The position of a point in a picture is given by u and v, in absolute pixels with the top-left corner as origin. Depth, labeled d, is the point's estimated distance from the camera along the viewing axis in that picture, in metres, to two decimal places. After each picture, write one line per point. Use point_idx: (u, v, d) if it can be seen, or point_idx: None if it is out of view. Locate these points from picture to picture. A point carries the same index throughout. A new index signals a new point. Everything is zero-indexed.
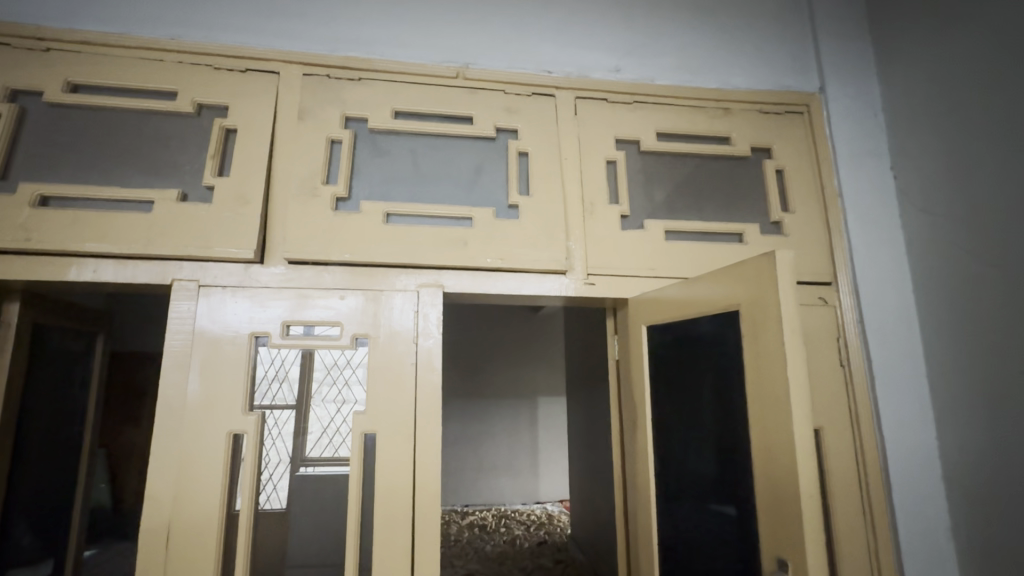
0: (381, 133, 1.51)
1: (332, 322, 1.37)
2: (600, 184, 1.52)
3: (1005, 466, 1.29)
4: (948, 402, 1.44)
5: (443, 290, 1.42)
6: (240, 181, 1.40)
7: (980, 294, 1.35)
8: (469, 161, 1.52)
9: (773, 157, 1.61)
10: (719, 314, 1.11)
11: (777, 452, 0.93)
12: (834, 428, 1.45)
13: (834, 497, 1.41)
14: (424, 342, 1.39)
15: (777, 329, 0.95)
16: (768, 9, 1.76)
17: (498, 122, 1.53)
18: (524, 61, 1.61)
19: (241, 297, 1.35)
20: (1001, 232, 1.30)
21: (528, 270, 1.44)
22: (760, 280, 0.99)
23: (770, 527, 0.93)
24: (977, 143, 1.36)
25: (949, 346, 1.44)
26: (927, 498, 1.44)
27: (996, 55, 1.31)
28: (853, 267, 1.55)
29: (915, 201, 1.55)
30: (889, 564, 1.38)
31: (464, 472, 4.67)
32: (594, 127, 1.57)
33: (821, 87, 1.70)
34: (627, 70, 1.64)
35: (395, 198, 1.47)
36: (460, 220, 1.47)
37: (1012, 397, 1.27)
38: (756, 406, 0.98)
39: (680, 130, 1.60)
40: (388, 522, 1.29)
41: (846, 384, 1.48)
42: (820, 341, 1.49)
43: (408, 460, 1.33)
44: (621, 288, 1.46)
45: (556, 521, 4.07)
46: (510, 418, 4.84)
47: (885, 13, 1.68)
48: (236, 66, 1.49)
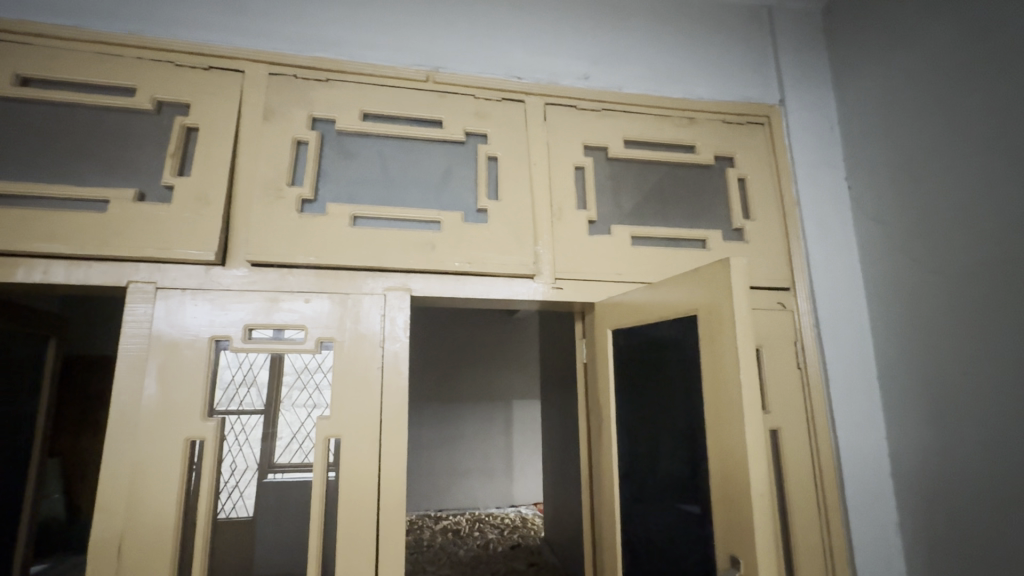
0: (348, 135, 1.49)
1: (295, 326, 1.34)
2: (568, 190, 1.54)
3: (948, 462, 1.36)
4: (897, 402, 1.51)
5: (410, 294, 1.42)
6: (200, 181, 1.36)
7: (927, 299, 1.42)
8: (438, 165, 1.52)
9: (736, 166, 1.66)
10: (678, 318, 1.14)
11: (731, 451, 0.95)
12: (792, 428, 1.50)
13: (791, 495, 1.46)
14: (390, 346, 1.38)
15: (731, 332, 0.98)
16: (732, 22, 1.82)
17: (467, 127, 1.54)
18: (494, 66, 1.62)
19: (201, 300, 1.32)
20: (946, 240, 1.37)
21: (495, 274, 1.45)
22: (717, 286, 1.02)
23: (724, 526, 0.96)
24: (924, 157, 1.44)
25: (898, 349, 1.51)
26: (877, 495, 1.50)
27: (942, 74, 1.40)
28: (811, 272, 1.61)
29: (867, 211, 1.63)
30: (840, 559, 1.44)
31: (438, 477, 4.64)
32: (563, 133, 1.59)
33: (781, 99, 1.76)
34: (595, 78, 1.67)
35: (362, 200, 1.46)
36: (428, 223, 1.47)
37: (956, 396, 1.35)
38: (713, 409, 1.01)
39: (646, 138, 1.63)
40: (352, 529, 1.28)
41: (804, 386, 1.53)
42: (778, 344, 1.54)
43: (374, 466, 1.31)
44: (588, 292, 1.49)
45: (530, 525, 4.07)
46: (485, 421, 4.83)
47: (842, 30, 1.75)
48: (198, 63, 1.45)
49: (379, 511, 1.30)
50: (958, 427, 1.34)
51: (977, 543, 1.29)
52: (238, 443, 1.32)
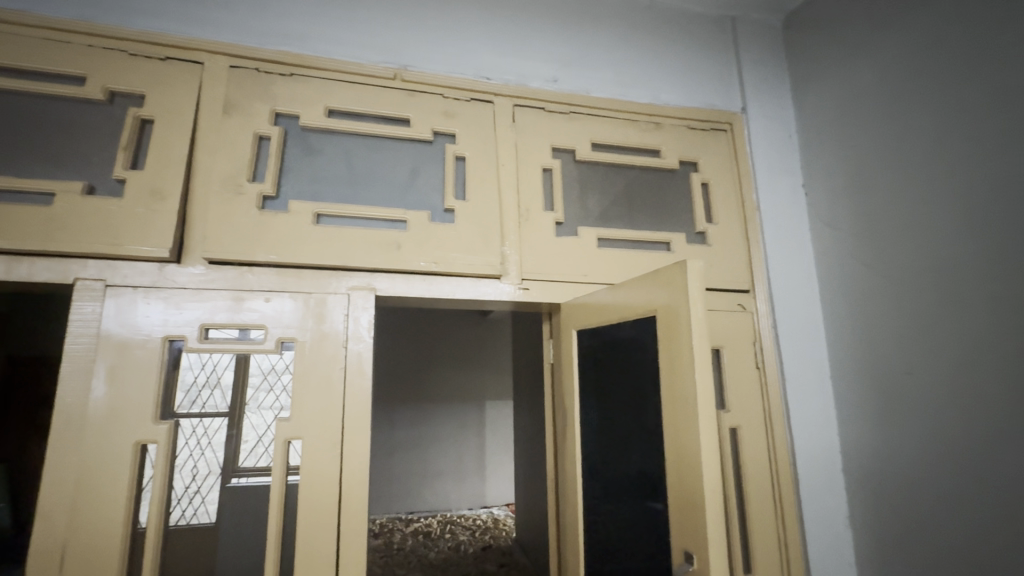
0: (313, 131, 1.47)
1: (254, 325, 1.31)
2: (536, 191, 1.55)
3: (895, 458, 1.43)
4: (849, 402, 1.57)
5: (375, 293, 1.40)
6: (155, 175, 1.31)
7: (875, 301, 1.49)
8: (404, 163, 1.51)
9: (699, 171, 1.70)
10: (639, 319, 1.16)
11: (686, 450, 0.97)
12: (750, 426, 1.54)
13: (749, 492, 1.50)
14: (354, 346, 1.36)
15: (688, 333, 1.00)
16: (697, 30, 1.86)
17: (435, 126, 1.53)
18: (463, 66, 1.62)
19: (154, 299, 1.27)
20: (896, 246, 1.44)
21: (462, 275, 1.45)
22: (674, 288, 1.04)
23: (679, 523, 0.98)
24: (876, 166, 1.50)
25: (848, 349, 1.58)
26: (829, 490, 1.56)
27: (893, 87, 1.47)
28: (769, 275, 1.67)
29: (822, 217, 1.69)
30: (794, 553, 1.49)
31: (410, 479, 4.58)
32: (531, 135, 1.60)
33: (743, 107, 1.81)
34: (564, 81, 1.69)
35: (326, 198, 1.44)
36: (394, 222, 1.45)
37: (903, 394, 1.41)
38: (669, 408, 1.03)
39: (613, 142, 1.66)
40: (312, 533, 1.25)
41: (762, 385, 1.58)
42: (738, 345, 1.59)
43: (335, 469, 1.29)
44: (555, 293, 1.50)
45: (502, 525, 4.06)
46: (458, 423, 4.79)
47: (801, 42, 1.82)
48: (154, 53, 1.40)
49: (340, 515, 1.28)
50: (902, 423, 1.41)
51: (919, 533, 1.36)
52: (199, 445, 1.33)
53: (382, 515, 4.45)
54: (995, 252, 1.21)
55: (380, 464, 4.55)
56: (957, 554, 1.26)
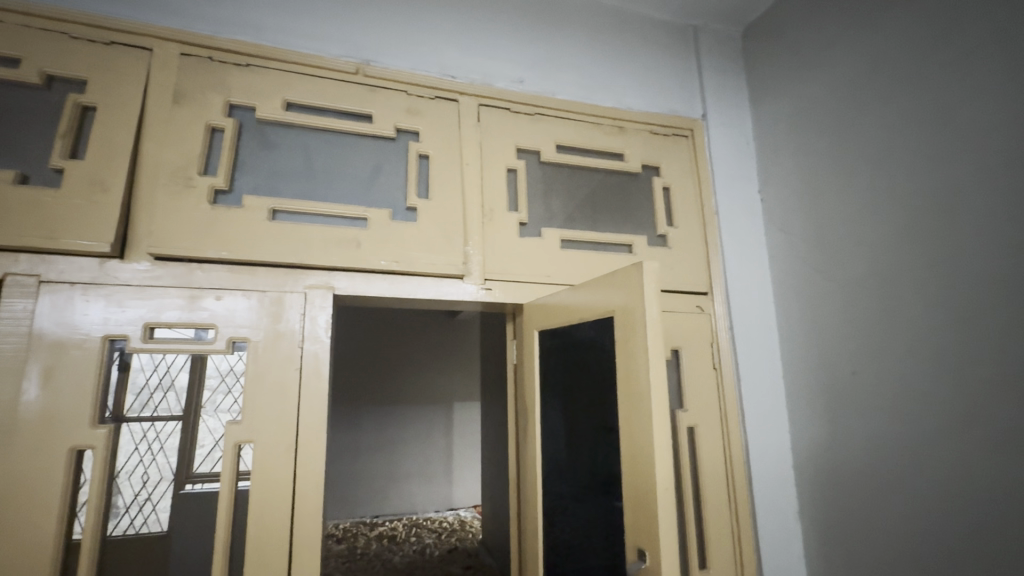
0: (270, 124, 1.42)
1: (203, 324, 1.26)
2: (500, 192, 1.55)
3: (841, 453, 1.49)
4: (800, 400, 1.63)
5: (334, 292, 1.37)
6: (97, 165, 1.24)
7: (825, 304, 1.56)
8: (366, 160, 1.48)
9: (661, 175, 1.74)
10: (598, 320, 1.17)
11: (640, 449, 0.99)
12: (707, 425, 1.58)
13: (705, 490, 1.54)
14: (310, 346, 1.32)
15: (643, 334, 1.01)
16: (660, 37, 1.90)
17: (398, 123, 1.51)
18: (428, 63, 1.60)
19: (94, 297, 1.20)
20: (844, 251, 1.50)
21: (424, 274, 1.43)
22: (631, 289, 1.05)
23: (632, 522, 0.99)
24: (826, 174, 1.57)
25: (799, 349, 1.64)
26: (780, 486, 1.62)
27: (843, 99, 1.53)
28: (726, 278, 1.71)
29: (776, 222, 1.75)
30: (748, 549, 1.54)
31: (374, 482, 4.49)
32: (496, 135, 1.60)
33: (704, 114, 1.86)
34: (530, 82, 1.69)
35: (283, 194, 1.39)
36: (354, 220, 1.42)
37: (849, 393, 1.47)
38: (625, 408, 1.04)
39: (578, 144, 1.67)
40: (262, 540, 1.21)
41: (718, 384, 1.62)
42: (696, 346, 1.63)
43: (289, 472, 1.25)
44: (517, 294, 1.50)
45: (468, 527, 4.04)
46: (426, 424, 4.71)
47: (758, 54, 1.88)
48: (98, 37, 1.33)
49: (294, 521, 1.24)
50: (848, 421, 1.47)
51: (863, 527, 1.42)
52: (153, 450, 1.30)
53: (347, 519, 4.36)
54: (933, 259, 1.28)
55: (344, 467, 4.44)
56: (898, 545, 1.33)
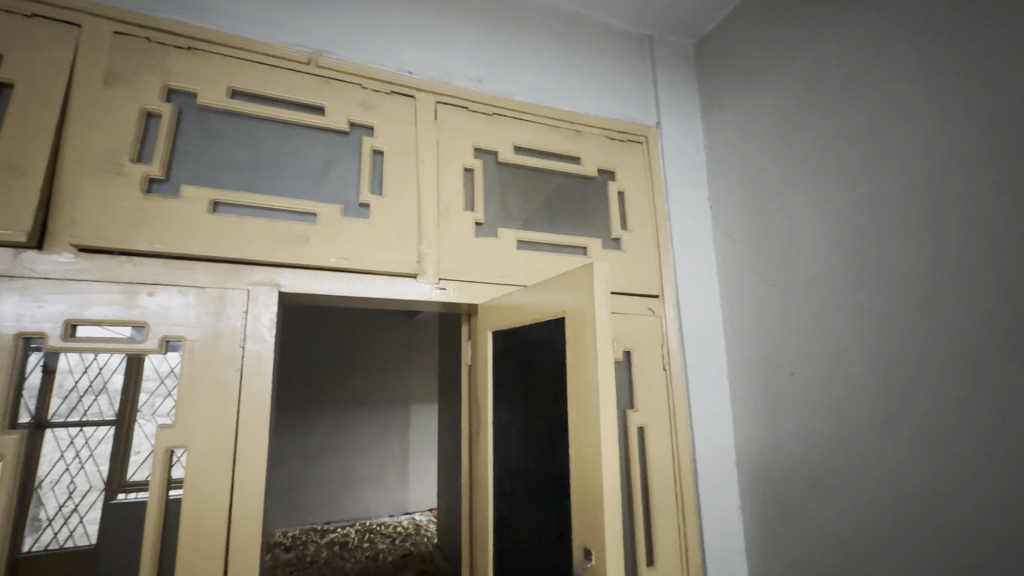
0: (212, 111, 1.35)
1: (134, 321, 1.18)
2: (456, 191, 1.54)
3: (779, 450, 1.57)
4: (743, 400, 1.70)
5: (279, 289, 1.31)
6: (12, 147, 1.14)
7: (767, 308, 1.63)
8: (317, 153, 1.43)
9: (616, 180, 1.77)
10: (550, 321, 1.18)
11: (588, 450, 1.00)
12: (656, 424, 1.62)
13: (654, 488, 1.57)
14: (253, 345, 1.26)
15: (592, 335, 1.02)
16: (618, 45, 1.94)
17: (352, 116, 1.46)
18: (383, 57, 1.56)
19: (7, 291, 1.10)
20: (785, 258, 1.58)
21: (375, 272, 1.40)
22: (581, 290, 1.06)
23: (580, 523, 1.00)
24: (770, 184, 1.65)
25: (744, 351, 1.71)
26: (724, 483, 1.68)
27: (786, 112, 1.61)
28: (677, 282, 1.77)
29: (723, 228, 1.82)
30: (693, 544, 1.58)
31: (326, 487, 4.33)
32: (453, 134, 1.58)
33: (658, 122, 1.91)
34: (488, 82, 1.69)
35: (226, 185, 1.32)
36: (302, 215, 1.37)
37: (788, 393, 1.55)
38: (575, 408, 1.05)
39: (535, 147, 1.68)
40: (195, 552, 1.14)
41: (668, 385, 1.66)
42: (647, 348, 1.66)
43: (226, 478, 1.19)
44: (472, 294, 1.49)
45: (423, 532, 3.96)
46: (382, 428, 4.56)
47: (710, 65, 1.94)
48: (18, 9, 1.22)
49: (231, 529, 1.18)
50: (787, 419, 1.55)
51: (800, 519, 1.49)
52: (81, 458, 1.18)
53: (296, 526, 4.19)
54: (862, 266, 1.37)
55: (294, 473, 4.27)
56: (830, 535, 1.41)
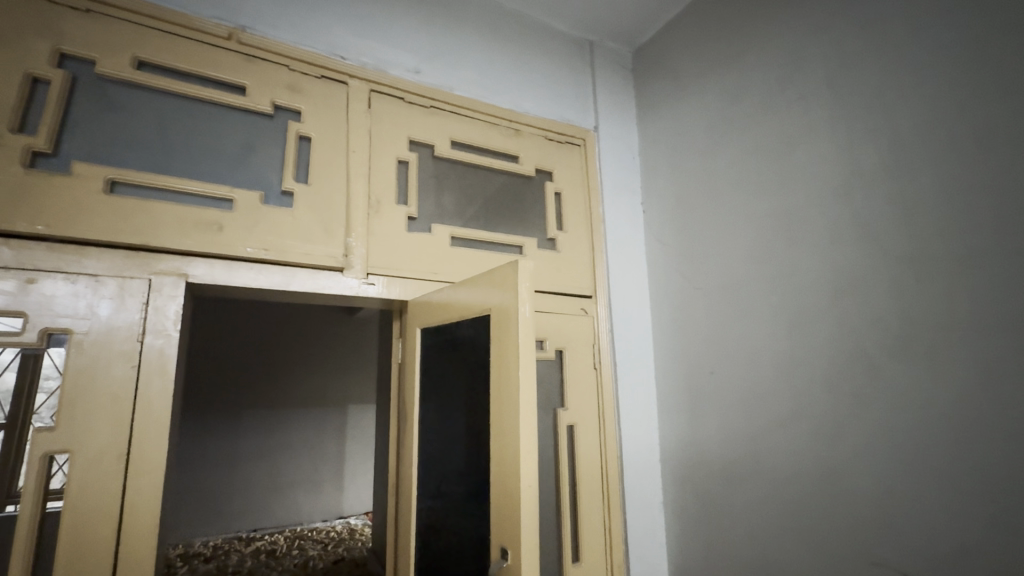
0: (114, 82, 1.23)
1: (9, 312, 1.05)
2: (389, 183, 1.49)
3: (698, 445, 1.64)
4: (668, 398, 1.77)
5: (187, 280, 1.22)
6: None
7: (690, 310, 1.71)
8: (235, 135, 1.34)
9: (553, 181, 1.79)
10: (476, 318, 1.17)
11: (507, 448, 0.99)
12: (585, 423, 1.65)
13: (581, 486, 1.60)
14: (153, 341, 1.16)
15: (515, 332, 1.02)
16: (559, 47, 1.96)
17: (277, 99, 1.38)
18: (315, 39, 1.49)
19: None
20: (710, 262, 1.65)
21: (298, 265, 1.33)
22: (506, 288, 1.06)
23: (498, 522, 0.99)
24: (697, 191, 1.72)
25: (670, 351, 1.77)
26: (649, 478, 1.74)
27: (714, 123, 1.69)
28: (610, 283, 1.81)
29: (654, 232, 1.88)
30: (616, 539, 1.62)
31: (253, 492, 4.08)
32: (388, 124, 1.53)
33: (595, 126, 1.94)
34: (426, 74, 1.65)
35: (128, 164, 1.21)
36: (217, 200, 1.28)
37: (708, 391, 1.63)
38: (497, 407, 1.04)
39: (473, 143, 1.67)
40: (76, 567, 1.02)
41: (598, 384, 1.70)
42: (578, 347, 1.69)
43: (117, 486, 1.08)
44: (402, 289, 1.45)
45: (357, 536, 3.82)
46: (315, 430, 4.34)
47: (646, 74, 2.00)
48: None
49: (122, 541, 1.07)
50: (706, 416, 1.62)
51: (715, 511, 1.57)
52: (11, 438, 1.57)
53: (218, 535, 3.92)
54: (776, 271, 1.46)
55: (218, 478, 3.99)
56: (742, 525, 1.49)
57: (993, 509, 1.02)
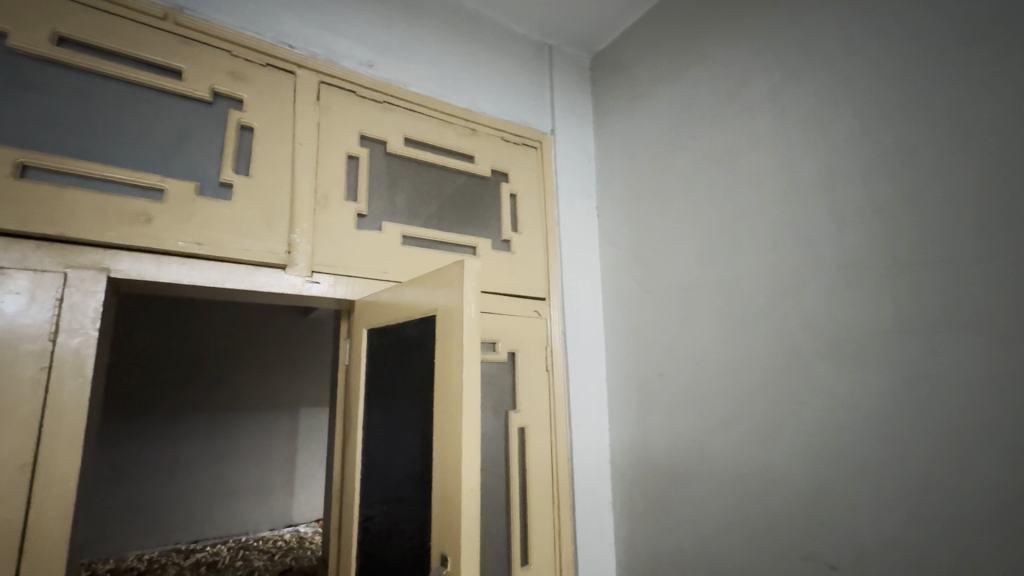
0: (29, 57, 1.13)
1: None
2: (337, 178, 1.44)
3: (646, 446, 1.67)
4: (618, 400, 1.79)
5: (110, 274, 1.13)
6: None
7: (641, 313, 1.74)
8: (168, 121, 1.25)
9: (509, 182, 1.78)
10: (422, 319, 1.14)
11: (449, 452, 0.97)
12: (537, 425, 1.65)
13: (531, 488, 1.59)
14: (66, 340, 1.06)
15: (460, 333, 1.00)
16: (517, 49, 1.96)
17: (216, 85, 1.31)
18: (261, 25, 1.42)
19: None
20: (660, 266, 1.69)
21: (235, 261, 1.26)
22: (453, 288, 1.04)
23: (440, 529, 0.97)
24: (649, 196, 1.76)
25: (621, 353, 1.79)
26: (598, 479, 1.75)
27: (666, 132, 1.73)
28: (564, 285, 1.81)
29: (607, 236, 1.91)
30: (565, 541, 1.62)
31: (194, 501, 3.86)
32: (338, 117, 1.48)
33: (552, 129, 1.95)
34: (380, 68, 1.61)
35: (43, 147, 1.11)
36: (146, 190, 1.19)
37: (656, 393, 1.66)
38: (440, 409, 1.02)
39: (427, 141, 1.64)
40: None
41: (549, 386, 1.70)
42: (531, 349, 1.69)
43: (19, 498, 0.98)
44: (349, 288, 1.40)
45: (306, 545, 3.67)
46: (263, 435, 4.14)
47: (604, 80, 2.03)
48: None
49: (22, 560, 0.97)
50: (654, 417, 1.65)
51: (662, 511, 1.60)
52: None
53: (154, 547, 3.69)
54: (721, 277, 1.50)
55: (155, 486, 3.75)
56: (686, 524, 1.52)
57: (913, 503, 1.08)
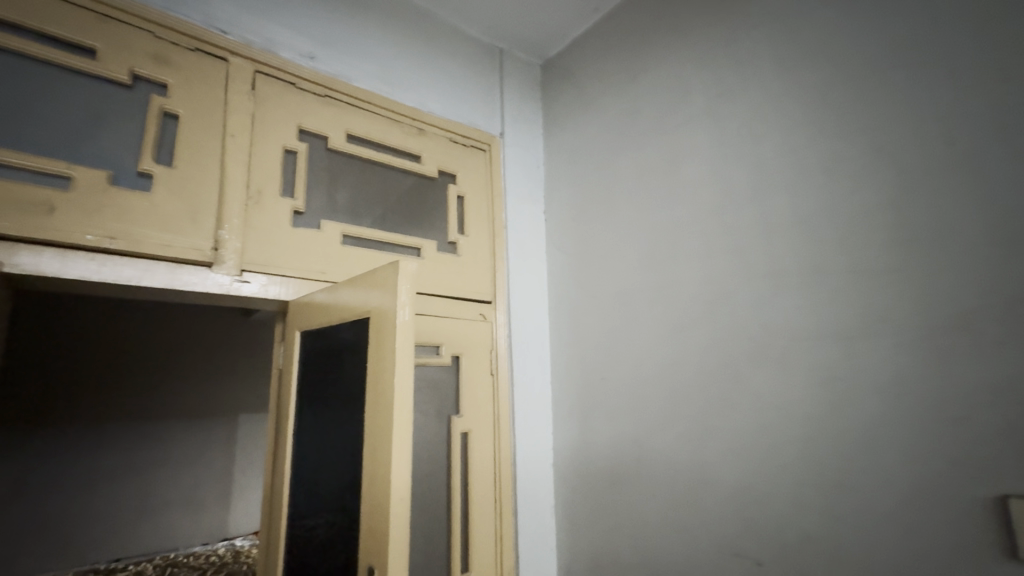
0: None
1: None
2: (271, 173, 1.37)
3: (588, 448, 1.69)
4: (562, 404, 1.80)
5: (3, 269, 1.02)
6: None
7: (585, 316, 1.76)
8: (79, 103, 1.15)
9: (456, 184, 1.76)
10: (357, 321, 1.10)
11: (379, 459, 0.93)
12: (480, 430, 1.63)
13: (474, 494, 1.57)
14: None
15: (393, 336, 0.97)
16: (468, 51, 1.94)
17: (137, 68, 1.21)
18: (190, 7, 1.34)
19: None
20: (603, 272, 1.72)
21: (154, 257, 1.17)
22: (388, 289, 1.01)
23: (368, 540, 0.93)
24: (594, 203, 1.79)
25: (566, 357, 1.81)
26: (541, 483, 1.75)
27: (611, 140, 1.77)
28: (510, 289, 1.81)
29: (554, 241, 1.92)
30: (507, 546, 1.61)
31: (116, 516, 3.56)
32: (274, 109, 1.41)
33: (501, 133, 1.95)
34: (322, 61, 1.55)
35: None
36: (51, 178, 1.09)
37: (599, 396, 1.68)
38: (371, 415, 0.98)
39: (370, 138, 1.59)
40: None
41: (493, 390, 1.69)
42: (476, 351, 1.67)
43: None
44: (282, 289, 1.34)
45: (242, 558, 3.47)
46: (195, 444, 3.89)
47: (553, 87, 2.05)
48: None
49: None
50: (596, 420, 1.67)
51: (602, 512, 1.62)
52: None
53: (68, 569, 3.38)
54: (661, 283, 1.54)
55: (70, 502, 3.44)
56: (625, 526, 1.54)
57: (830, 500, 1.14)
